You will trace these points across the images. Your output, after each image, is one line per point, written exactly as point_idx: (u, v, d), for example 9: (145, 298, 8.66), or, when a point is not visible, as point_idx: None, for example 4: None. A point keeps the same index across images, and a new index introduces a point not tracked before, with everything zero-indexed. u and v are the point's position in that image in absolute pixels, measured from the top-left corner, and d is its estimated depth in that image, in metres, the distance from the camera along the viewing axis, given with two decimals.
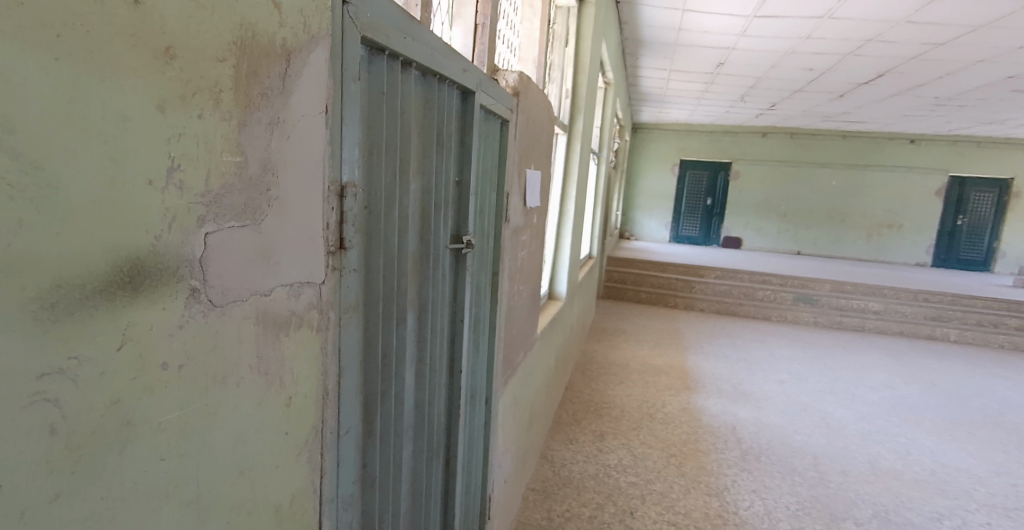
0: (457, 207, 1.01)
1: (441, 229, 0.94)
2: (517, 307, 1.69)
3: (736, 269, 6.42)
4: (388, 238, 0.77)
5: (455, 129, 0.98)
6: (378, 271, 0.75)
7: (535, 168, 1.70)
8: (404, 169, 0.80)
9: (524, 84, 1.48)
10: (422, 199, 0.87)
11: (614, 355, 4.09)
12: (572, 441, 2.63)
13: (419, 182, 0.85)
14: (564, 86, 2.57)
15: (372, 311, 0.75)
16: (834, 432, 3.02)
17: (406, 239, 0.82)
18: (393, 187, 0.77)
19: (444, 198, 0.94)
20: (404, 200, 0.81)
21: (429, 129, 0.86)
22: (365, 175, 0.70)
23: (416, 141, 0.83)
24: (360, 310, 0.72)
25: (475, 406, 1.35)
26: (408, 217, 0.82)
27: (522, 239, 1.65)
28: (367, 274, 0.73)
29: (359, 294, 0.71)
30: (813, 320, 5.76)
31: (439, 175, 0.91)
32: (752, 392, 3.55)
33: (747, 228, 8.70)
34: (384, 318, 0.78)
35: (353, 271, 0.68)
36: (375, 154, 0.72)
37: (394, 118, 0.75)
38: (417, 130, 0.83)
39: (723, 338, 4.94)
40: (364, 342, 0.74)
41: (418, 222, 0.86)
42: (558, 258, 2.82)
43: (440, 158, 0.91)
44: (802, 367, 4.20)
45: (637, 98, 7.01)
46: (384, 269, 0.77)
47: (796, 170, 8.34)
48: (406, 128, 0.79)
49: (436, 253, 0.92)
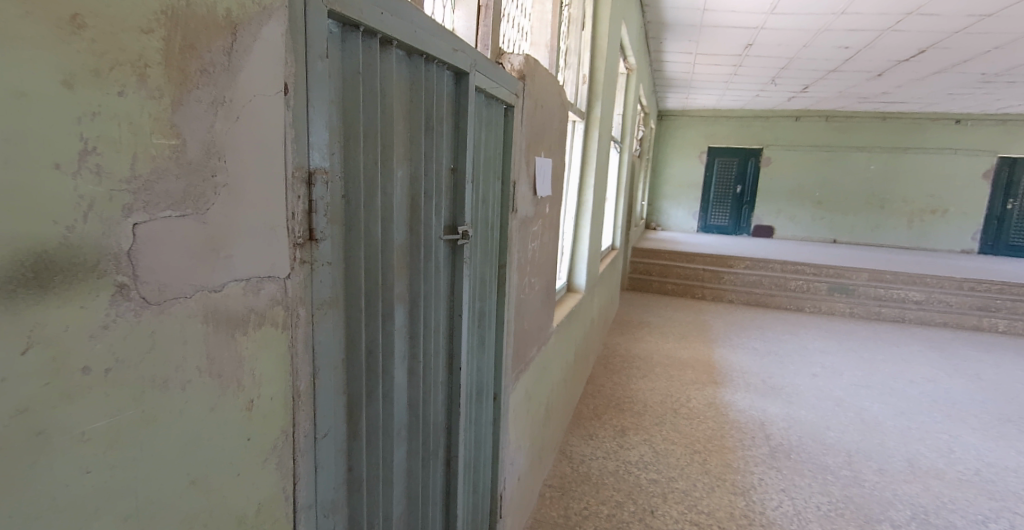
0: (454, 196, 0.96)
1: (432, 219, 0.89)
2: (529, 300, 1.64)
3: (767, 259, 6.20)
4: (369, 228, 0.72)
5: (448, 113, 0.92)
6: (360, 261, 0.71)
7: (545, 156, 1.63)
8: (388, 155, 0.75)
9: (531, 67, 1.41)
10: (409, 188, 0.82)
11: (638, 348, 4.00)
12: (592, 436, 2.57)
13: (406, 170, 0.80)
14: (581, 71, 2.50)
15: (353, 305, 0.71)
16: (871, 428, 2.88)
17: (393, 228, 0.78)
18: (373, 172, 0.72)
19: (437, 185, 0.90)
20: (390, 189, 0.76)
21: (418, 112, 0.81)
22: (340, 158, 0.66)
23: (402, 124, 0.78)
24: (339, 305, 0.68)
25: (482, 403, 1.31)
26: (393, 206, 0.77)
27: (533, 229, 1.60)
28: (347, 265, 0.69)
29: (337, 288, 0.67)
30: (849, 311, 5.54)
31: (430, 161, 0.86)
32: (783, 386, 3.42)
33: (780, 216, 8.42)
34: (369, 311, 0.74)
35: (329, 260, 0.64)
36: (351, 140, 0.67)
37: (373, 99, 0.70)
38: (403, 112, 0.78)
39: (753, 330, 4.79)
40: (346, 337, 0.70)
41: (406, 211, 0.82)
42: (577, 249, 2.75)
43: (430, 142, 0.86)
44: (837, 360, 4.03)
45: (661, 85, 6.82)
46: (367, 262, 0.72)
47: (831, 155, 8.02)
48: (389, 112, 0.74)
49: (426, 245, 0.87)
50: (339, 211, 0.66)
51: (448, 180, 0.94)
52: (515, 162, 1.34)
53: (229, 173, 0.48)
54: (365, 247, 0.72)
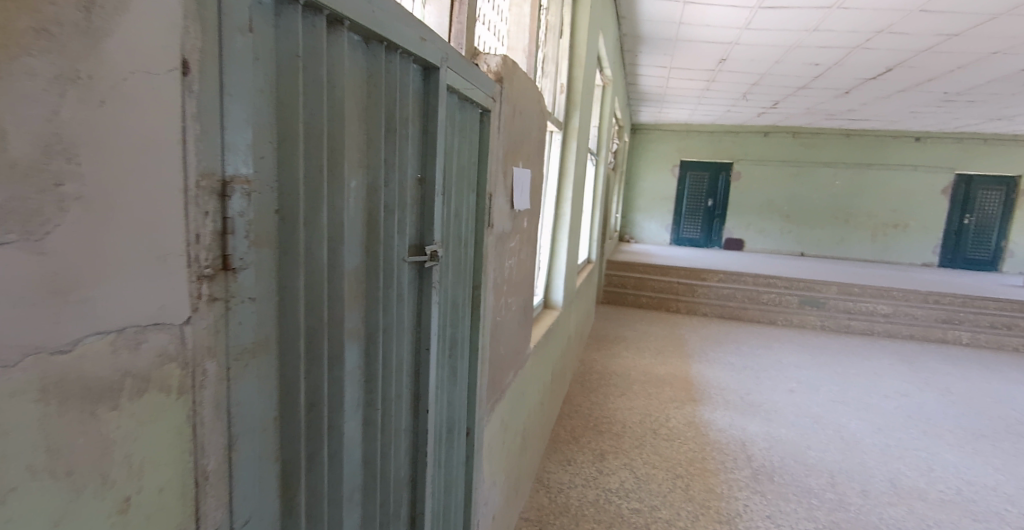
0: (422, 211, 0.81)
1: (395, 239, 0.74)
2: (505, 322, 1.50)
3: (740, 273, 6.22)
4: (312, 251, 0.57)
5: (415, 113, 0.77)
6: (297, 295, 0.56)
7: (524, 166, 1.51)
8: (339, 161, 0.60)
9: (509, 69, 1.28)
10: (366, 202, 0.67)
11: (615, 365, 3.89)
12: (570, 461, 2.44)
13: (362, 180, 0.66)
14: (558, 80, 2.39)
15: (288, 350, 0.56)
16: (851, 447, 2.82)
17: (346, 252, 0.63)
18: (319, 183, 0.57)
19: (403, 198, 0.75)
20: (342, 204, 0.62)
21: (378, 109, 0.67)
22: (272, 165, 0.51)
23: (357, 125, 0.64)
24: (269, 352, 0.53)
25: (452, 441, 1.16)
26: (345, 224, 0.63)
27: (510, 245, 1.47)
28: (279, 300, 0.54)
29: (266, 329, 0.52)
30: (820, 324, 5.57)
31: (394, 168, 0.72)
32: (761, 402, 3.35)
33: (750, 230, 8.53)
34: (310, 356, 0.59)
35: (254, 297, 0.50)
36: (286, 142, 0.53)
37: (318, 90, 0.56)
38: (358, 108, 0.64)
39: (728, 344, 4.76)
40: (278, 390, 0.55)
41: (363, 230, 0.67)
42: (554, 265, 2.63)
43: (394, 148, 0.71)
44: (811, 374, 4.01)
45: (635, 98, 6.84)
46: (304, 297, 0.57)
47: (799, 170, 8.18)
48: (338, 108, 0.59)
49: (387, 270, 0.72)
50: (269, 232, 0.52)
51: (416, 193, 0.79)
52: (491, 173, 1.21)
53: (84, 182, 0.34)
54: (305, 277, 0.57)
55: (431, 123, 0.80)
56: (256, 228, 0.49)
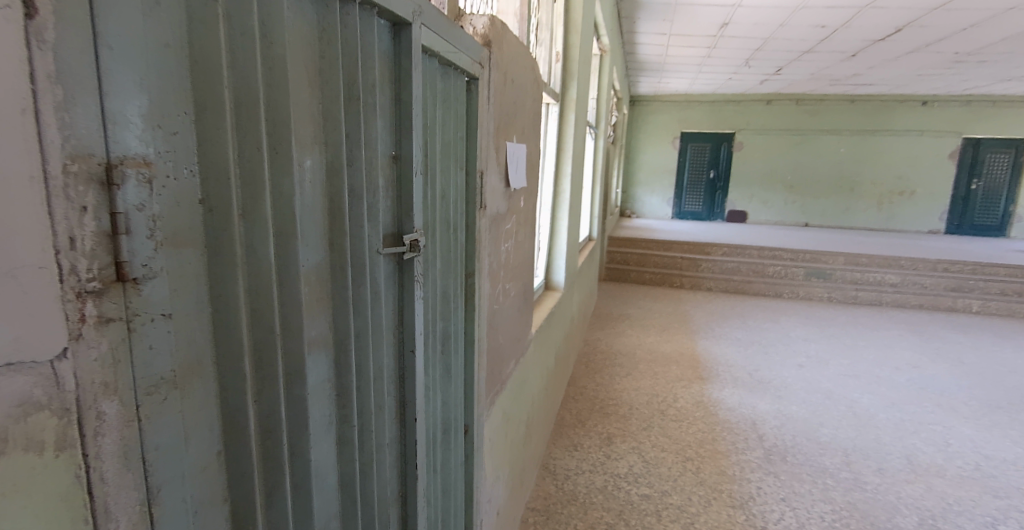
0: (399, 193, 0.70)
1: (367, 227, 0.62)
2: (503, 309, 1.40)
3: (744, 245, 6.10)
4: (255, 250, 0.46)
5: (383, 77, 0.65)
6: (237, 305, 0.45)
7: (518, 140, 1.39)
8: (284, 135, 0.48)
9: (499, 32, 1.14)
10: (326, 185, 0.56)
11: (619, 344, 3.81)
12: (576, 447, 2.36)
13: (319, 159, 0.54)
14: (553, 48, 2.25)
15: (229, 372, 0.45)
16: (864, 423, 2.75)
17: (301, 246, 0.52)
18: (259, 163, 0.46)
19: (376, 177, 0.64)
20: (293, 188, 0.50)
21: (335, 70, 0.55)
22: (187, 141, 0.40)
23: (308, 91, 0.52)
24: (203, 376, 0.43)
25: (450, 443, 1.06)
26: (299, 214, 0.52)
27: (505, 227, 1.35)
28: (212, 312, 0.44)
29: (194, 351, 0.42)
30: (827, 296, 5.48)
31: (362, 143, 0.60)
32: (770, 379, 3.27)
33: (753, 201, 8.38)
34: (261, 376, 0.49)
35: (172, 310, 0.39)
36: (205, 112, 0.41)
37: (245, 44, 0.44)
38: (306, 70, 0.52)
39: (734, 319, 4.67)
40: (218, 421, 0.45)
41: (324, 219, 0.56)
42: (554, 245, 2.52)
43: (360, 117, 0.60)
44: (820, 348, 3.93)
45: (634, 68, 6.63)
46: (245, 307, 0.46)
47: (803, 139, 7.98)
48: (277, 68, 0.47)
49: (358, 265, 0.61)
50: (188, 227, 0.41)
51: (390, 173, 0.68)
52: (482, 148, 1.09)
53: None
54: (244, 281, 0.46)
55: (405, 89, 0.68)
56: (162, 225, 0.38)
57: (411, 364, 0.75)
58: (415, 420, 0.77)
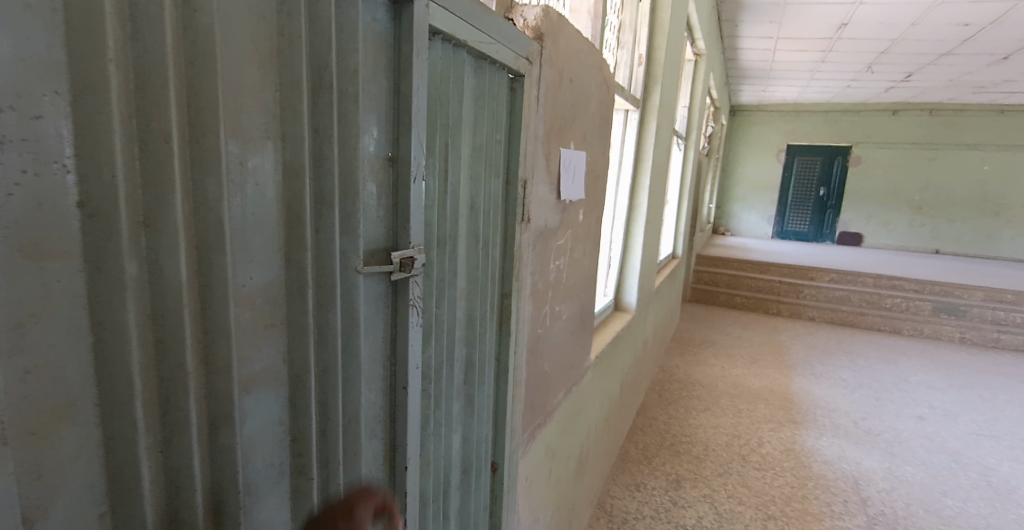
0: (394, 201, 0.59)
1: (342, 239, 0.53)
2: (552, 334, 1.26)
3: (856, 272, 5.43)
4: (160, 268, 0.38)
5: (374, 63, 0.55)
6: (130, 333, 0.36)
7: (578, 148, 1.26)
8: (210, 124, 0.40)
9: (554, 26, 1.02)
10: (280, 188, 0.46)
11: (700, 373, 3.49)
12: (639, 486, 2.15)
13: (271, 158, 0.45)
14: (636, 51, 2.08)
15: (117, 416, 0.36)
16: (1003, 498, 2.25)
17: (236, 260, 0.43)
18: (169, 157, 0.37)
19: (357, 180, 0.53)
20: (226, 191, 0.41)
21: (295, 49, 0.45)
22: (58, 130, 0.32)
23: (257, 74, 0.43)
24: (73, 421, 0.34)
25: (469, 485, 0.94)
26: (235, 223, 0.43)
27: (556, 244, 1.21)
28: (94, 342, 0.35)
29: (58, 391, 0.33)
30: (958, 336, 4.71)
31: (336, 139, 0.51)
32: (881, 431, 2.81)
33: (871, 223, 7.48)
34: (170, 419, 0.40)
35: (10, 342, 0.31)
36: (89, 92, 0.33)
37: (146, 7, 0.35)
38: (257, 48, 0.43)
39: (839, 355, 4.14)
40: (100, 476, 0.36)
41: (277, 229, 0.46)
42: (627, 262, 2.36)
43: (333, 109, 0.50)
44: (947, 398, 3.34)
45: (734, 75, 6.19)
46: (142, 336, 0.37)
47: (935, 154, 7.00)
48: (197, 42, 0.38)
49: (325, 284, 0.51)
50: (53, 237, 0.32)
51: (382, 177, 0.58)
52: (527, 153, 0.97)
53: None
54: (143, 304, 0.37)
55: (406, 77, 0.57)
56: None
57: (405, 402, 0.64)
58: (406, 468, 0.65)
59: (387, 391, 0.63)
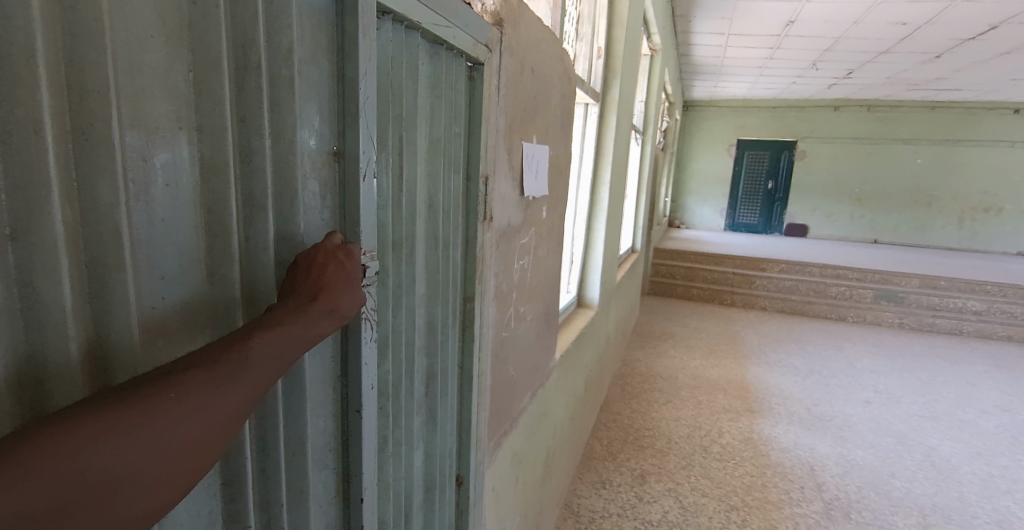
0: (342, 201, 0.53)
1: (278, 247, 0.46)
2: (517, 336, 1.21)
3: (805, 263, 5.64)
4: (35, 293, 0.30)
5: (312, 44, 0.48)
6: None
7: (541, 142, 1.21)
8: (100, 110, 0.32)
9: (514, 13, 0.96)
10: (199, 190, 0.39)
11: (660, 366, 3.53)
12: (605, 483, 2.14)
13: (186, 155, 0.38)
14: (595, 44, 2.05)
15: None
16: (945, 476, 2.37)
17: (140, 278, 0.35)
18: (41, 154, 0.30)
19: (294, 178, 0.46)
20: (128, 197, 0.34)
21: (211, 24, 0.38)
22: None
23: (163, 52, 0.35)
24: None
25: (432, 503, 0.88)
26: (139, 233, 0.35)
27: (520, 243, 1.16)
28: None
29: None
30: (897, 322, 4.97)
31: (267, 131, 0.44)
32: (832, 416, 2.92)
33: (816, 214, 7.81)
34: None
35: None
36: None
37: None
38: (162, 19, 0.35)
39: (790, 343, 4.29)
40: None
41: (196, 239, 0.39)
42: (589, 258, 2.34)
43: (262, 96, 0.43)
44: (890, 382, 3.51)
45: (688, 71, 6.30)
46: (11, 381, 0.30)
47: (873, 148, 7.37)
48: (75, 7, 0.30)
49: (259, 302, 0.45)
50: None
51: (327, 176, 0.51)
52: (489, 148, 0.91)
53: None
54: (10, 339, 0.30)
55: (352, 59, 0.50)
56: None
57: (360, 429, 0.57)
58: (363, 500, 0.58)
59: (340, 416, 0.56)
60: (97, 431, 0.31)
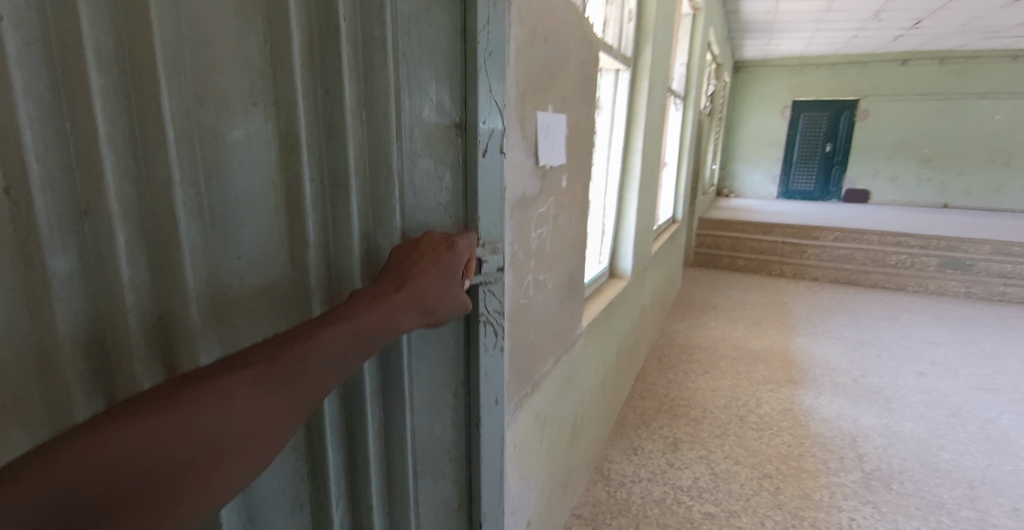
0: (462, 176, 0.68)
1: (362, 205, 0.59)
2: (539, 303, 1.26)
3: (861, 230, 5.36)
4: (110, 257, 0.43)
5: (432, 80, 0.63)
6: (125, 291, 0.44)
7: (558, 111, 1.22)
8: (159, 117, 0.44)
9: None
10: (283, 161, 0.54)
11: (700, 337, 3.50)
12: (636, 449, 2.17)
13: (261, 129, 0.51)
14: (625, 7, 2.00)
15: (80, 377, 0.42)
16: (1001, 450, 2.26)
17: (227, 239, 0.50)
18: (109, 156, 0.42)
19: (398, 144, 0.60)
20: (219, 159, 0.48)
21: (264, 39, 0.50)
22: (11, 105, 0.37)
23: (230, 67, 0.48)
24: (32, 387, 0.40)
25: None
26: (221, 205, 0.49)
27: (538, 212, 1.19)
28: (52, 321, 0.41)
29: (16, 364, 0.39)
30: (963, 291, 4.66)
31: (355, 97, 0.57)
32: (880, 388, 2.82)
33: (878, 178, 7.34)
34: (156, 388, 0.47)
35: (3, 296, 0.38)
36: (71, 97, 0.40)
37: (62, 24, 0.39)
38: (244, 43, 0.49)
39: (842, 314, 4.12)
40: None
41: (279, 204, 0.54)
42: (621, 227, 2.32)
43: (349, 68, 0.56)
44: (949, 353, 3.33)
45: (737, 29, 5.98)
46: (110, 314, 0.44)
47: (945, 105, 6.81)
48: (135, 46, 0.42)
49: (343, 254, 0.59)
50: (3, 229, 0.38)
51: (447, 147, 0.66)
52: None
53: None
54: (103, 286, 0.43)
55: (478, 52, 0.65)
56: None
57: (399, 403, 0.67)
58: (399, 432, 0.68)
59: (379, 395, 0.66)
60: (192, 412, 0.38)
